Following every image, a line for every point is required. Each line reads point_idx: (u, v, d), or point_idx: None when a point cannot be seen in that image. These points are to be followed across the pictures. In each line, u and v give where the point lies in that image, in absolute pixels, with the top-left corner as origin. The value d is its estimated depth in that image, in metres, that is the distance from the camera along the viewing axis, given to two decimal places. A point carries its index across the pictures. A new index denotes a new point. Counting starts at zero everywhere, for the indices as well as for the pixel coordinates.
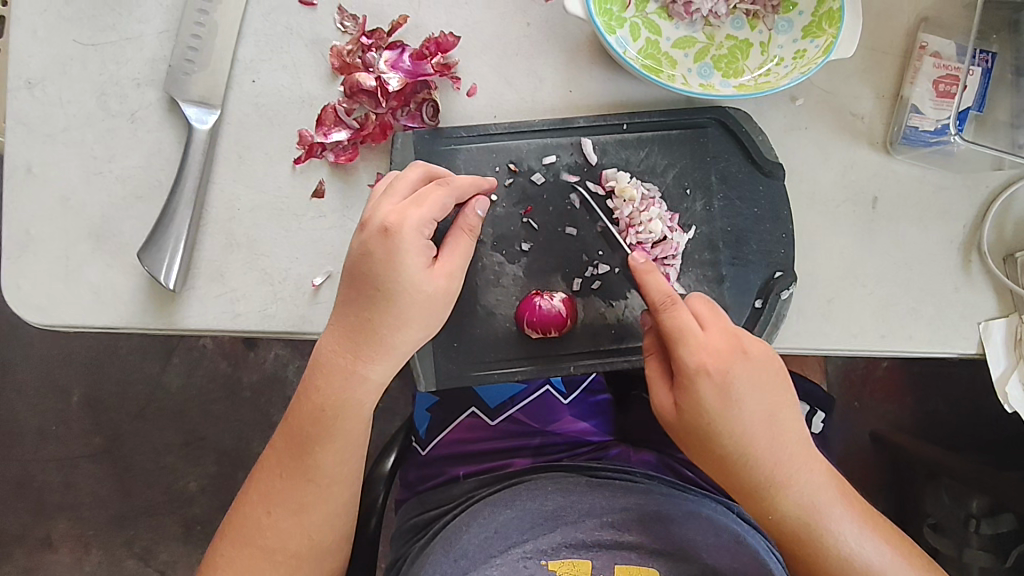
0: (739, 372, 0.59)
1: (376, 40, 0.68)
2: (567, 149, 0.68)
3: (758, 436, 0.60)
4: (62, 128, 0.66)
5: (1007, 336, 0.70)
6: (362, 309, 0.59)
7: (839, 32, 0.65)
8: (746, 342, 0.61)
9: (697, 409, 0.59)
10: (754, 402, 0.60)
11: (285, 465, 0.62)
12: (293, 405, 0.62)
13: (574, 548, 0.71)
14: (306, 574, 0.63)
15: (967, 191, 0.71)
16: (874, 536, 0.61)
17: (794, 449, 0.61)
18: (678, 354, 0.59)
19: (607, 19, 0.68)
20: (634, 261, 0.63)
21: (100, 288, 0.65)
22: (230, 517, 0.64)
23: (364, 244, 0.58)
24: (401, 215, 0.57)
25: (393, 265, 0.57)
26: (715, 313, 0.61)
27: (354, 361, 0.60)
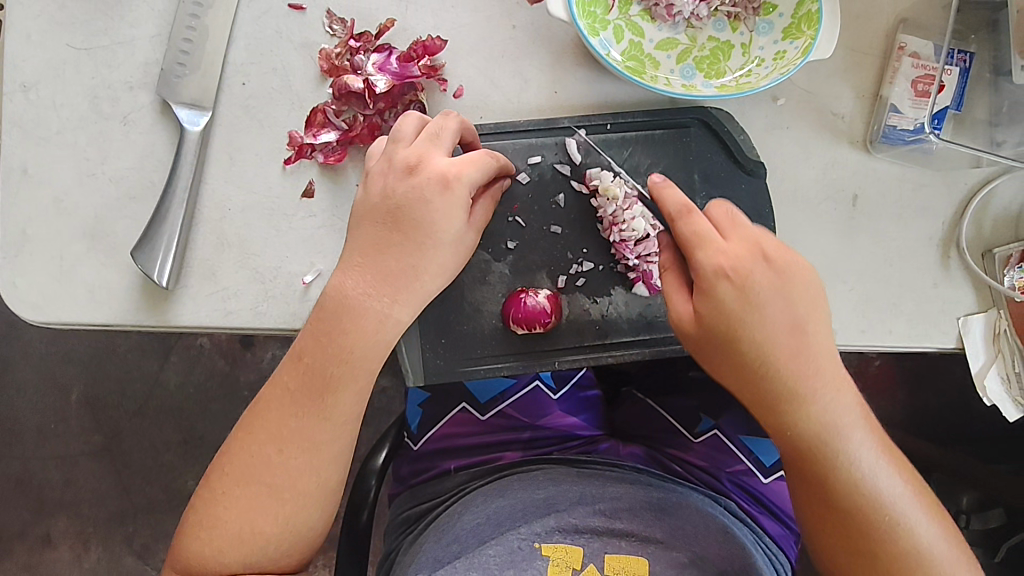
0: (761, 281, 0.57)
1: (364, 43, 0.69)
2: (551, 149, 0.69)
3: (780, 348, 0.57)
4: (56, 131, 0.67)
5: (985, 331, 0.72)
6: (407, 255, 0.58)
7: (817, 34, 0.67)
8: (769, 250, 0.58)
9: (716, 314, 0.57)
10: (775, 312, 0.57)
11: (299, 403, 0.59)
12: (312, 339, 0.59)
13: (567, 534, 0.72)
14: (313, 516, 0.60)
15: (946, 189, 0.72)
16: (895, 469, 0.58)
17: (823, 364, 0.58)
18: (695, 258, 0.57)
19: (590, 21, 0.69)
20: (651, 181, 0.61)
21: (95, 287, 0.66)
22: (228, 456, 0.60)
23: (416, 191, 0.58)
24: (461, 171, 0.59)
25: (446, 216, 0.58)
26: (737, 219, 0.59)
27: (389, 306, 0.58)
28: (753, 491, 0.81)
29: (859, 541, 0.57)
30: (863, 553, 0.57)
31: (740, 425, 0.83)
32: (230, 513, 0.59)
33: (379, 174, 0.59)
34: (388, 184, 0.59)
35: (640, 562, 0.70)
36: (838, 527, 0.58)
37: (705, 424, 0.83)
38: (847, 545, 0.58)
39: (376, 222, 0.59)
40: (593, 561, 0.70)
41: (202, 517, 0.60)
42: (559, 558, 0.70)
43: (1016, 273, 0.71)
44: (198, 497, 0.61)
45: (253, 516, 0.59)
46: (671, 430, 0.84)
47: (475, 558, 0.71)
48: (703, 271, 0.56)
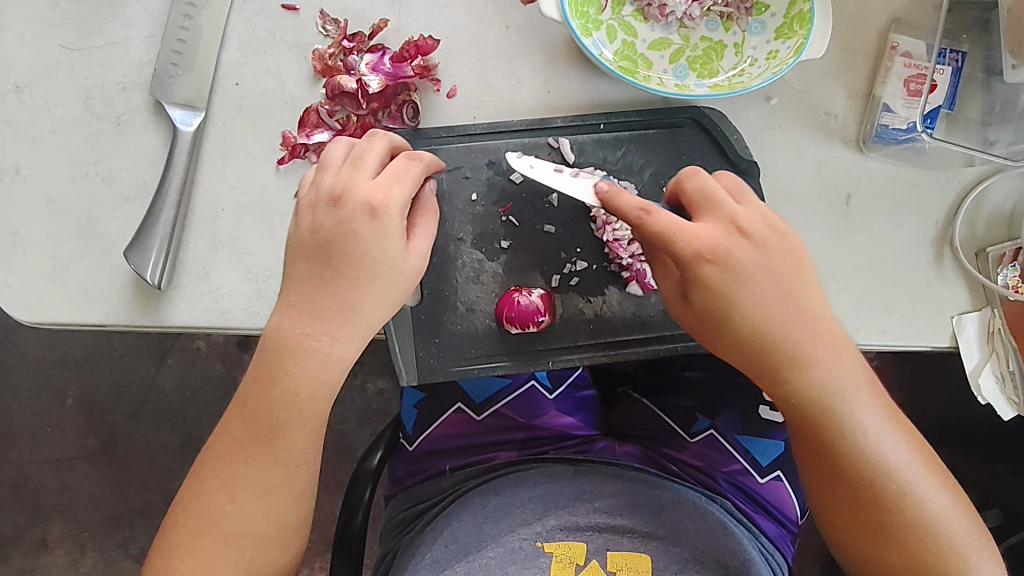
0: (748, 257, 0.58)
1: (358, 43, 0.69)
2: (544, 149, 0.69)
3: (773, 320, 0.58)
4: (49, 131, 0.67)
5: (980, 330, 0.71)
6: (341, 289, 0.57)
7: (809, 34, 0.67)
8: (746, 223, 0.58)
9: (705, 292, 0.58)
10: (761, 286, 0.58)
11: (247, 450, 0.58)
12: (253, 386, 0.58)
13: (568, 532, 0.72)
14: (270, 560, 0.60)
15: (939, 189, 0.73)
16: (897, 435, 0.59)
17: (816, 336, 0.58)
18: (673, 245, 0.57)
19: (583, 22, 0.69)
20: (598, 190, 0.61)
21: (88, 287, 0.66)
22: (180, 506, 0.59)
23: (343, 223, 0.56)
24: (387, 196, 0.57)
25: (378, 246, 0.57)
26: (711, 196, 0.59)
27: (328, 344, 0.57)
28: (749, 490, 0.81)
29: (865, 507, 0.58)
30: (870, 519, 0.58)
31: (736, 424, 0.83)
32: (184, 567, 0.58)
33: (305, 209, 0.58)
34: (315, 219, 0.57)
35: (643, 558, 0.70)
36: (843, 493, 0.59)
37: (700, 424, 0.83)
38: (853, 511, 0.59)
39: (307, 260, 0.57)
40: (596, 556, 0.70)
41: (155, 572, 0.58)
42: (562, 555, 0.70)
43: (1009, 272, 0.71)
44: (151, 551, 0.60)
45: (209, 567, 0.58)
46: (666, 429, 0.84)
47: (477, 560, 0.70)
48: (685, 253, 0.57)
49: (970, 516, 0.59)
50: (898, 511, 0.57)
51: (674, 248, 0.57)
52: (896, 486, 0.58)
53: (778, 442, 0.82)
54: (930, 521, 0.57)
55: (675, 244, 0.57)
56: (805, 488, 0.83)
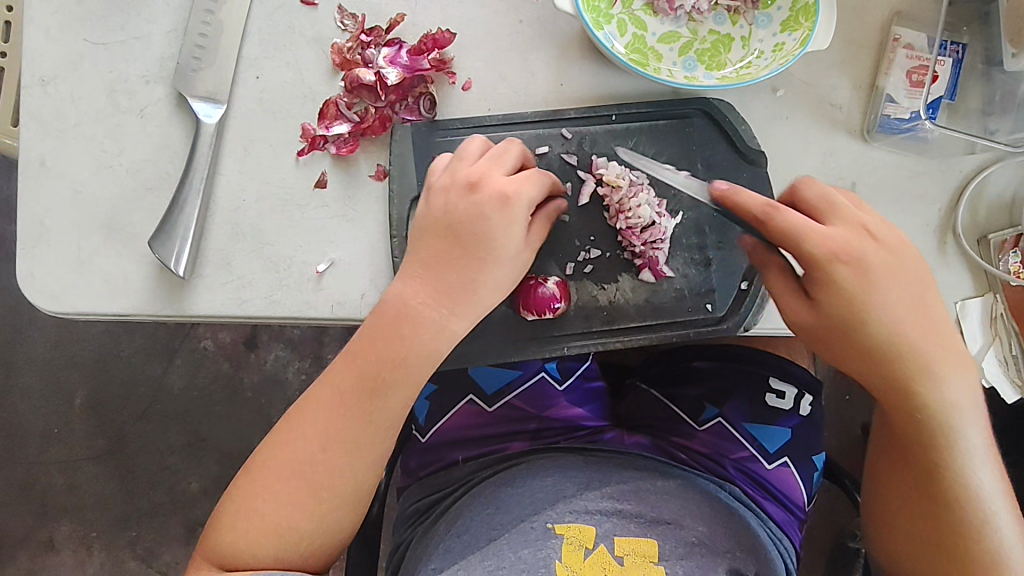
0: (881, 264, 0.60)
1: (375, 37, 0.71)
2: (557, 140, 0.71)
3: (903, 325, 0.60)
4: (74, 123, 0.69)
5: (983, 314, 0.74)
6: (466, 268, 0.61)
7: (815, 26, 0.69)
8: (876, 233, 0.61)
9: (832, 293, 0.60)
10: (896, 295, 0.60)
11: (350, 403, 0.62)
12: (367, 343, 0.62)
13: (577, 515, 0.73)
14: (344, 515, 0.64)
15: (942, 177, 0.74)
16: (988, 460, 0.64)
17: (938, 347, 0.62)
18: (803, 245, 0.59)
19: (595, 16, 0.71)
20: (717, 189, 0.64)
21: (112, 277, 0.67)
22: (271, 447, 0.63)
23: (478, 208, 0.61)
24: (518, 189, 0.61)
25: (506, 233, 0.61)
26: (834, 203, 0.62)
27: (446, 317, 0.61)
28: (756, 476, 0.82)
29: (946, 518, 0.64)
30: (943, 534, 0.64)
31: (744, 412, 0.84)
32: (267, 506, 0.62)
33: (440, 191, 0.62)
34: (449, 201, 0.61)
35: (650, 543, 0.71)
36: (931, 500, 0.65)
37: (708, 412, 0.84)
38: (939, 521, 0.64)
39: (438, 236, 0.61)
40: (604, 541, 0.71)
41: (237, 506, 0.63)
42: (571, 537, 0.71)
43: (1011, 258, 0.74)
44: (236, 484, 0.64)
45: (290, 511, 0.62)
46: (675, 418, 0.85)
47: (489, 548, 0.72)
48: (816, 258, 0.59)
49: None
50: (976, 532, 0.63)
51: (806, 251, 0.59)
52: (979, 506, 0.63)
53: (785, 429, 0.84)
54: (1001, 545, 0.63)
55: (803, 245, 0.59)
56: (812, 474, 0.84)
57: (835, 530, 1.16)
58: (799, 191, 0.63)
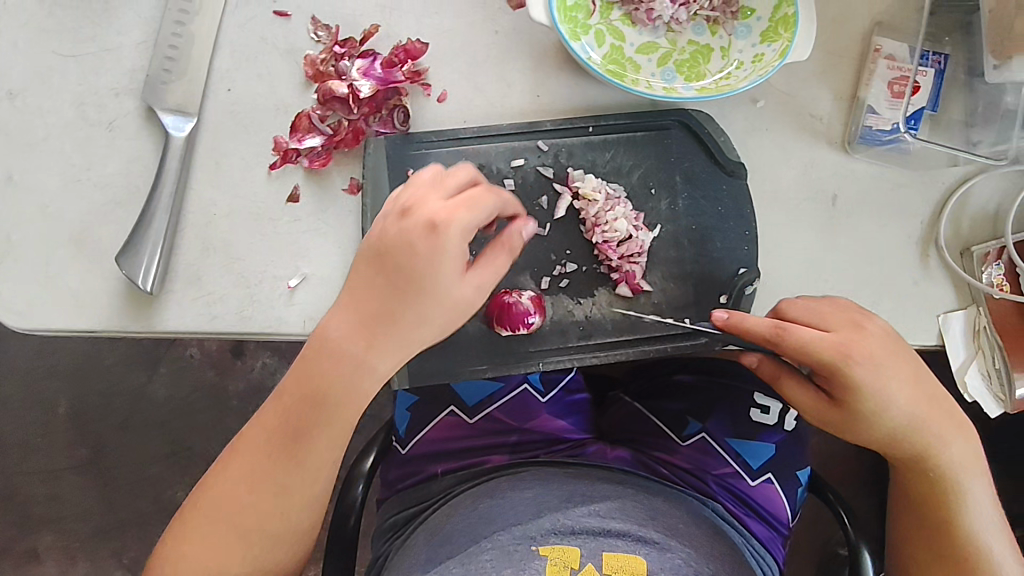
0: (886, 358, 0.62)
1: (349, 49, 0.70)
2: (533, 152, 0.70)
3: (910, 409, 0.63)
4: (42, 137, 0.68)
5: (966, 327, 0.72)
6: (389, 299, 0.57)
7: (794, 37, 0.68)
8: (872, 328, 0.63)
9: (852, 392, 0.61)
10: (903, 388, 0.62)
11: (275, 444, 0.60)
12: (292, 380, 0.60)
13: (562, 535, 0.71)
14: (277, 557, 0.62)
15: (924, 189, 0.73)
16: (993, 518, 0.67)
17: (940, 419, 0.64)
18: (818, 354, 0.60)
19: (571, 26, 0.70)
20: (720, 319, 0.63)
21: (79, 293, 0.67)
22: (204, 490, 0.62)
23: (405, 236, 0.56)
24: (450, 216, 0.55)
25: (433, 266, 0.56)
26: (821, 312, 0.63)
27: (367, 353, 0.58)
28: (738, 491, 0.81)
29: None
30: None
31: (727, 427, 0.83)
32: (195, 550, 0.60)
33: (380, 216, 0.59)
34: (382, 227, 0.57)
35: (638, 560, 0.69)
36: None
37: (692, 427, 0.84)
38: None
39: (368, 264, 0.58)
40: (590, 560, 0.69)
41: (168, 549, 0.61)
42: (556, 558, 0.69)
43: (994, 270, 0.73)
44: (170, 525, 0.63)
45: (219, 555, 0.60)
46: (657, 432, 0.85)
47: (472, 561, 0.69)
48: (828, 363, 0.60)
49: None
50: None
51: (820, 359, 0.60)
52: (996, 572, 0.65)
53: (768, 445, 0.83)
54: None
55: (820, 353, 0.60)
56: (796, 490, 0.83)
57: (824, 539, 1.16)
58: (787, 311, 0.64)
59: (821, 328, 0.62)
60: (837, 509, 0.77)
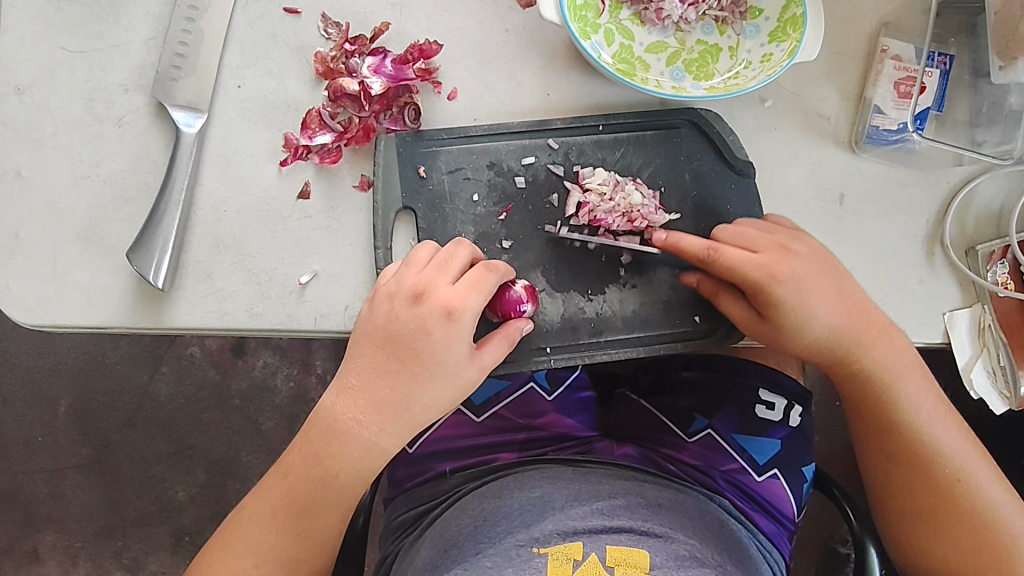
0: (805, 272, 0.64)
1: (359, 46, 0.70)
2: (544, 150, 0.70)
3: (833, 324, 0.65)
4: (50, 133, 0.68)
5: (971, 326, 0.73)
6: (403, 382, 0.61)
7: (802, 36, 0.69)
8: (797, 247, 0.65)
9: (776, 311, 0.65)
10: (824, 302, 0.65)
11: (281, 519, 0.64)
12: (298, 456, 0.64)
13: (565, 534, 0.69)
14: None
15: (930, 188, 0.74)
16: (938, 413, 0.69)
17: (870, 334, 0.66)
18: (743, 274, 0.64)
19: (581, 25, 0.70)
20: (658, 239, 0.67)
21: (89, 289, 0.66)
22: (208, 561, 0.65)
23: (420, 322, 0.61)
24: (463, 301, 0.61)
25: (445, 351, 0.61)
26: (748, 234, 0.66)
27: (376, 435, 0.62)
28: (747, 488, 0.81)
29: (927, 490, 0.67)
30: (922, 491, 0.68)
31: (734, 423, 0.83)
32: None
33: (385, 299, 0.62)
34: (392, 311, 0.61)
35: (642, 553, 0.68)
36: (906, 478, 0.68)
37: (698, 423, 0.84)
38: (916, 492, 0.68)
39: (376, 347, 0.62)
40: (595, 552, 0.68)
41: None
42: (559, 554, 0.68)
43: (998, 269, 0.73)
44: None
45: None
46: (664, 429, 0.85)
47: (473, 566, 0.68)
48: (753, 279, 0.64)
49: (1004, 486, 0.68)
50: (952, 491, 0.67)
51: (745, 276, 0.64)
52: (949, 467, 0.67)
53: (774, 441, 0.83)
54: (979, 498, 0.67)
55: (744, 272, 0.64)
56: (802, 485, 0.83)
57: (824, 536, 1.16)
58: (719, 234, 0.67)
59: (750, 248, 0.66)
60: (844, 506, 0.76)
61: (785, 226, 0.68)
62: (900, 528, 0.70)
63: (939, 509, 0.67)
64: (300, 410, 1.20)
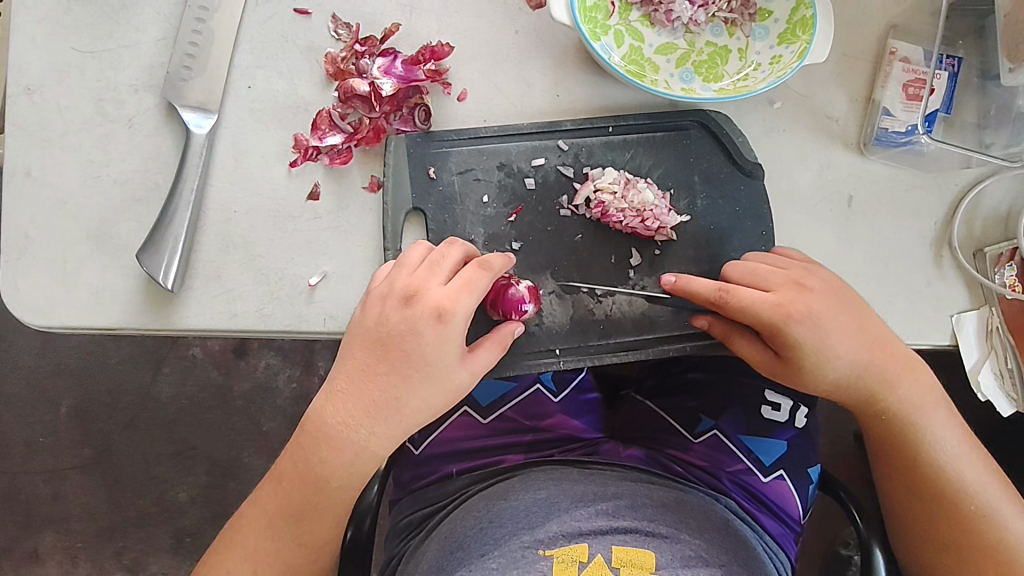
0: (822, 310, 0.64)
1: (369, 47, 0.70)
2: (554, 151, 0.70)
3: (852, 360, 0.65)
4: (60, 133, 0.68)
5: (979, 328, 0.73)
6: (393, 384, 0.61)
7: (812, 39, 0.69)
8: (812, 283, 0.66)
9: (795, 350, 0.64)
10: (844, 339, 0.65)
11: (278, 524, 0.64)
12: (290, 462, 0.64)
13: (570, 536, 0.69)
14: None
15: (938, 190, 0.74)
16: (960, 447, 0.68)
17: (888, 369, 0.66)
18: (759, 315, 0.64)
19: (592, 27, 0.71)
20: (666, 283, 0.67)
21: (98, 289, 0.66)
22: (209, 568, 0.65)
23: (412, 323, 0.60)
24: (453, 302, 0.60)
25: (436, 353, 0.61)
26: (760, 274, 0.66)
27: (367, 437, 0.62)
28: (753, 489, 0.81)
29: (950, 525, 0.67)
30: (946, 525, 0.67)
31: (740, 425, 0.83)
32: None
33: (377, 301, 0.62)
34: (383, 313, 0.61)
35: (648, 555, 0.68)
36: (930, 512, 0.68)
37: (704, 424, 0.84)
38: (938, 527, 0.68)
39: (368, 348, 0.61)
40: (600, 552, 0.68)
41: None
42: (564, 556, 0.68)
43: (1006, 271, 0.73)
44: None
45: None
46: (670, 430, 0.85)
47: (478, 569, 0.68)
48: (769, 320, 0.64)
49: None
50: (978, 528, 0.66)
51: (761, 316, 0.64)
52: (973, 503, 0.67)
53: (780, 442, 0.83)
54: (1006, 534, 0.66)
55: (759, 313, 0.64)
56: (808, 487, 0.83)
57: (829, 538, 1.16)
58: (728, 272, 0.67)
59: (763, 287, 0.65)
60: (849, 507, 0.75)
61: (797, 261, 0.68)
62: (924, 562, 0.69)
63: (964, 543, 0.66)
64: (304, 411, 1.20)
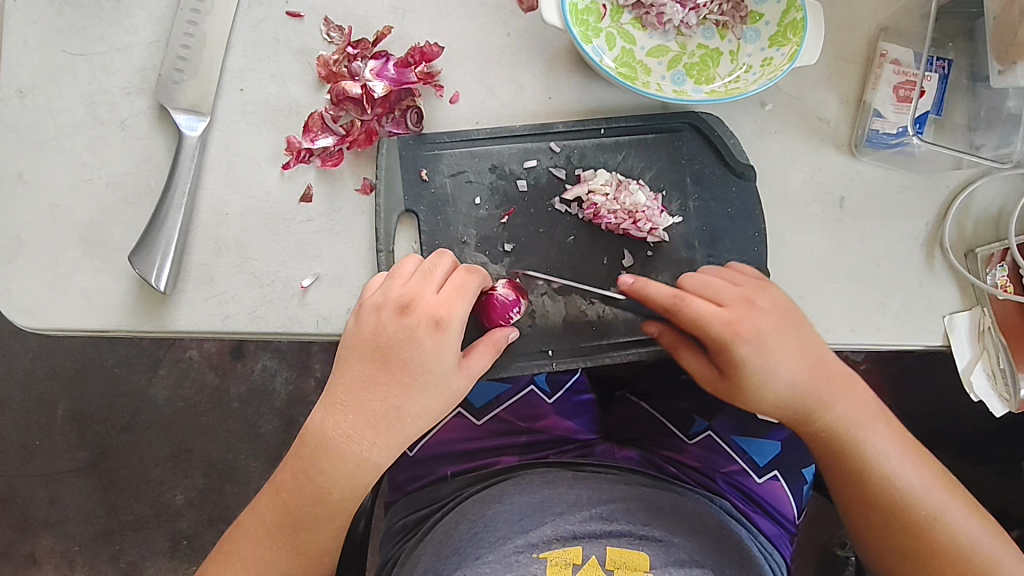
0: (768, 330, 0.63)
1: (361, 50, 0.70)
2: (545, 153, 0.71)
3: (790, 380, 0.64)
4: (52, 136, 0.68)
5: (971, 328, 0.73)
6: (392, 393, 0.61)
7: (803, 41, 0.69)
8: (762, 299, 0.64)
9: (736, 367, 0.64)
10: (784, 357, 0.64)
11: (274, 534, 0.64)
12: (290, 475, 0.63)
13: (564, 539, 0.70)
14: None
15: (929, 191, 0.74)
16: (907, 459, 0.67)
17: (827, 386, 0.65)
18: (705, 331, 0.63)
19: (583, 29, 0.71)
20: (624, 284, 0.67)
21: (91, 293, 0.66)
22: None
23: (410, 332, 0.60)
24: (449, 309, 0.61)
25: (435, 361, 0.61)
26: (710, 287, 0.65)
27: (366, 449, 0.62)
28: (749, 490, 0.81)
29: (900, 534, 0.65)
30: (896, 536, 0.65)
31: (735, 425, 0.83)
32: None
33: (372, 311, 0.62)
34: (380, 323, 0.61)
35: (641, 556, 0.68)
36: (880, 522, 0.66)
37: (699, 425, 0.84)
38: (886, 538, 0.66)
39: (365, 360, 0.61)
40: (594, 553, 0.68)
41: None
42: (558, 558, 0.68)
43: (998, 272, 0.73)
44: None
45: None
46: (664, 431, 0.85)
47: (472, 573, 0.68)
48: (716, 335, 0.63)
49: (983, 522, 0.65)
50: (929, 535, 0.64)
51: (709, 332, 0.63)
52: (922, 509, 0.65)
53: (775, 443, 0.83)
54: (958, 540, 0.64)
55: (705, 329, 0.63)
56: (801, 486, 0.83)
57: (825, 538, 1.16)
58: (684, 283, 0.66)
59: (715, 301, 0.64)
60: None
61: (749, 275, 0.67)
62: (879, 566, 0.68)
63: (915, 551, 0.65)
64: (300, 414, 1.20)
